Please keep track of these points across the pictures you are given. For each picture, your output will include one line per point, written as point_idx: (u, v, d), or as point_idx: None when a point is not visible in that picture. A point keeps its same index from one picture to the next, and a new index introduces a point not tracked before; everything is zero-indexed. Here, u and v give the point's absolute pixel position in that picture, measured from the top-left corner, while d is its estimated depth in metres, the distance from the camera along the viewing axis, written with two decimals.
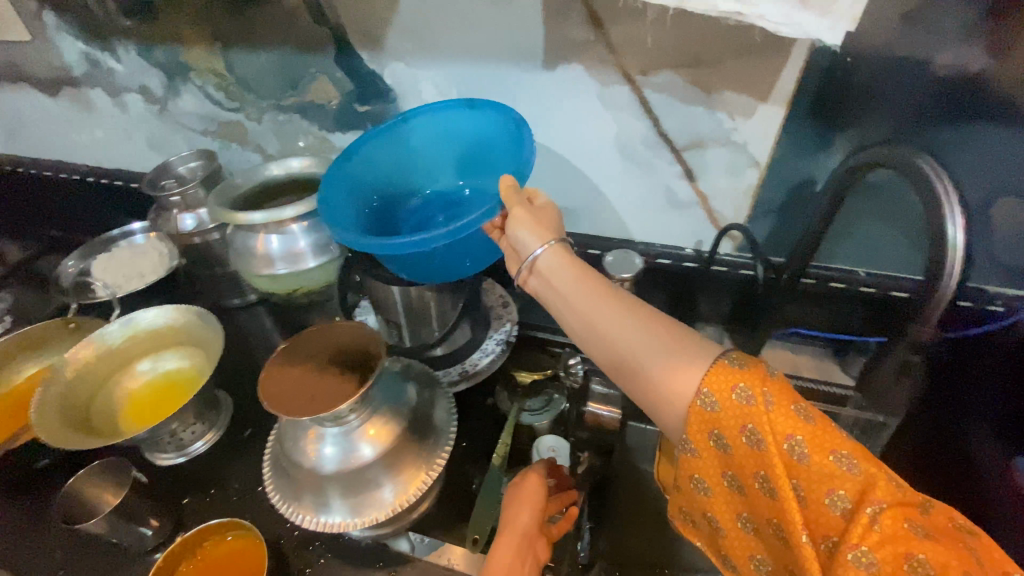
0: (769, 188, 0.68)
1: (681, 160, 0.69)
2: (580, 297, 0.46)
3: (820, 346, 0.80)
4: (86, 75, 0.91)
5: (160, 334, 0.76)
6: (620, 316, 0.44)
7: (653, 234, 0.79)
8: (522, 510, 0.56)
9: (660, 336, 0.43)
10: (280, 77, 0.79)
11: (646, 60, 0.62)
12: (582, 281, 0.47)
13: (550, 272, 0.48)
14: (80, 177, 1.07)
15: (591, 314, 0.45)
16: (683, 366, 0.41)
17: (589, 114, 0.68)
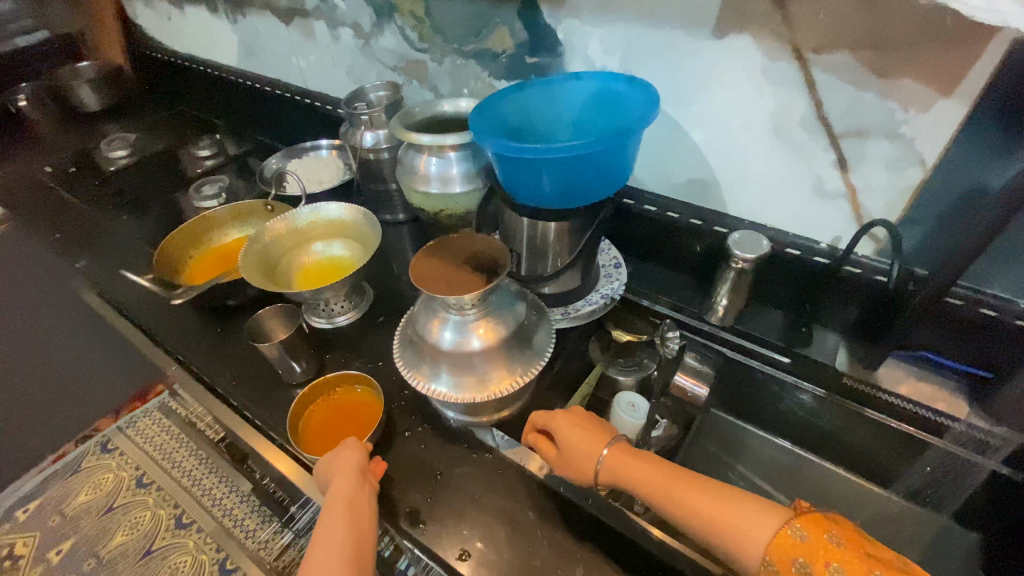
0: (932, 193, 0.65)
1: (837, 147, 0.68)
2: (646, 485, 0.55)
3: (952, 379, 0.73)
4: (315, 9, 1.09)
5: (332, 225, 0.92)
6: (686, 496, 0.51)
7: (788, 221, 0.79)
8: (345, 456, 0.63)
9: (717, 510, 0.49)
10: (467, 25, 0.89)
11: (822, 38, 0.61)
12: (647, 471, 0.55)
13: (610, 471, 0.58)
14: (291, 95, 1.30)
15: (662, 501, 0.53)
16: (745, 534, 0.47)
17: (749, 87, 0.69)
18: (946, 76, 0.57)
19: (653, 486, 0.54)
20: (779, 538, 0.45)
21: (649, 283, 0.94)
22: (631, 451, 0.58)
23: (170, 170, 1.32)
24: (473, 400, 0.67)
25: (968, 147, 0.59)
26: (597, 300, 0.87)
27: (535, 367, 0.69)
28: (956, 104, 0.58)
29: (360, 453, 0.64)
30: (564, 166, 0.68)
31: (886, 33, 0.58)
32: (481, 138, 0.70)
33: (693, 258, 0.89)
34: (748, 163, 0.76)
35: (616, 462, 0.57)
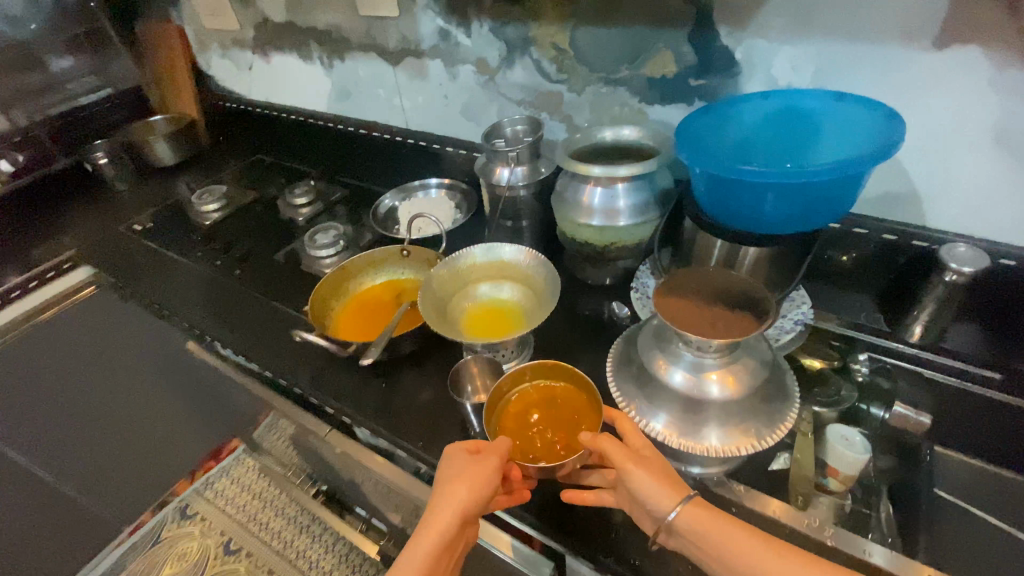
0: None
1: None
2: (726, 545, 0.51)
3: None
4: (432, 48, 1.06)
5: (492, 266, 0.88)
6: (786, 572, 0.48)
7: (995, 227, 0.75)
8: (461, 488, 0.56)
9: None
10: (621, 52, 0.86)
11: None
12: (735, 538, 0.51)
13: (687, 530, 0.52)
14: (392, 136, 1.27)
15: (744, 562, 0.49)
16: None
17: (965, 98, 0.66)
18: None
19: (737, 549, 0.50)
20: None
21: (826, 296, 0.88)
22: (710, 506, 0.52)
23: (268, 220, 1.28)
24: (741, 452, 0.60)
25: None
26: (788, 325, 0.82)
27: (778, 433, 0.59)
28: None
29: (472, 500, 0.56)
30: (779, 192, 0.65)
31: None
32: (685, 155, 0.70)
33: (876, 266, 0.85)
34: (954, 171, 0.73)
35: (689, 516, 0.52)
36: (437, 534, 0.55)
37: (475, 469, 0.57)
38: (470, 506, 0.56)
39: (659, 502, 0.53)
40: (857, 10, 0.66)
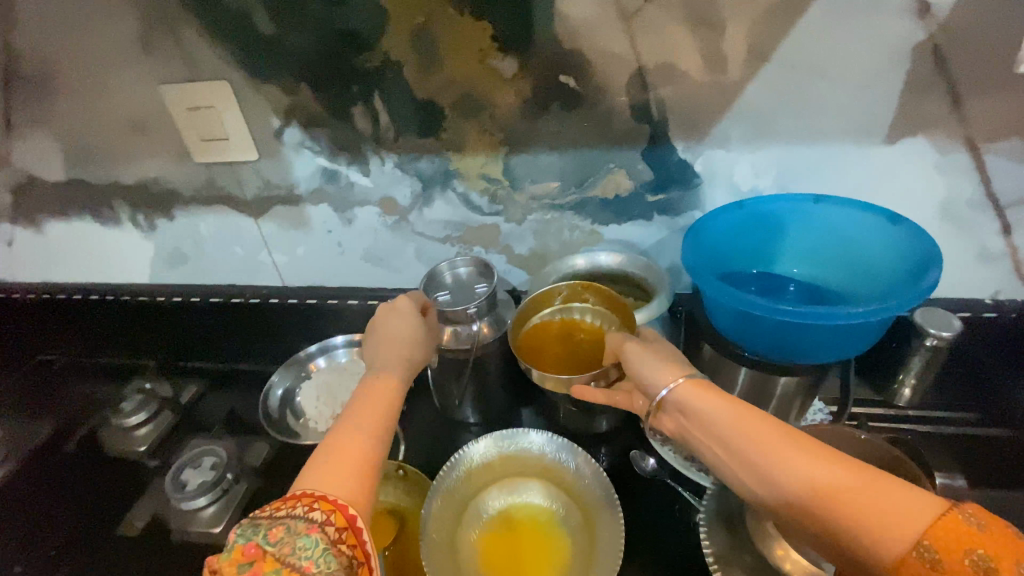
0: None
1: (1003, 216, 0.69)
2: (732, 423, 0.45)
3: None
4: (312, 192, 0.83)
5: (495, 468, 0.64)
6: (790, 457, 0.41)
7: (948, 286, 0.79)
8: (406, 343, 0.63)
9: (840, 475, 0.39)
10: (566, 176, 0.75)
11: (996, 129, 0.63)
12: (760, 423, 0.44)
13: (678, 403, 0.50)
14: (267, 301, 0.97)
15: (748, 441, 0.43)
16: (881, 516, 0.36)
17: (917, 181, 0.68)
18: None
19: (746, 435, 0.44)
20: (939, 522, 0.34)
21: None
22: (727, 396, 0.47)
23: (83, 466, 0.84)
24: None
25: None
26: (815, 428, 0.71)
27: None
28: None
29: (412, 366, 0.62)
30: (809, 325, 0.57)
31: None
32: (693, 275, 0.62)
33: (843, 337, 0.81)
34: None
35: (690, 390, 0.49)
36: (398, 384, 0.58)
37: (419, 325, 0.66)
38: (413, 353, 0.63)
39: (660, 380, 0.53)
40: (814, 116, 0.65)
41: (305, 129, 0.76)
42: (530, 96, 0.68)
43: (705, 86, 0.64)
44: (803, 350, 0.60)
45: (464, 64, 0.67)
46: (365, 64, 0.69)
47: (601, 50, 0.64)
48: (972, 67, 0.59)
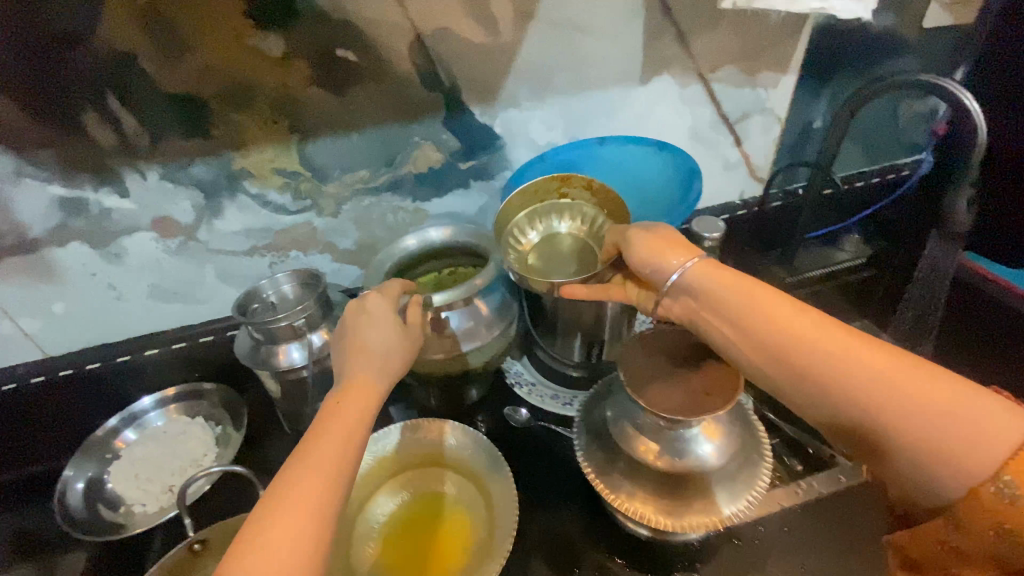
0: (793, 136, 0.89)
1: (733, 131, 0.86)
2: (737, 300, 0.50)
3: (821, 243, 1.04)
4: (52, 230, 0.65)
5: (373, 475, 0.62)
6: (830, 347, 0.45)
7: (711, 198, 0.94)
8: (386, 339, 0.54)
9: (881, 363, 0.43)
10: (372, 157, 0.71)
11: (714, 60, 0.77)
12: (764, 291, 0.50)
13: (701, 284, 0.53)
14: (19, 383, 0.74)
15: (765, 318, 0.48)
16: (954, 402, 0.40)
17: (672, 113, 0.80)
18: (783, 61, 0.80)
19: (767, 325, 0.48)
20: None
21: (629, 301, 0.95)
22: (728, 271, 0.52)
23: None
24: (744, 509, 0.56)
25: (803, 92, 0.85)
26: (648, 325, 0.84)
27: (765, 478, 0.57)
28: (791, 75, 0.82)
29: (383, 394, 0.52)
30: None
31: (753, 43, 0.77)
32: (509, 221, 0.67)
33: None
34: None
35: (709, 281, 0.52)
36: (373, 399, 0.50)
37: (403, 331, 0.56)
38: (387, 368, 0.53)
39: (664, 266, 0.55)
40: (582, 68, 0.72)
41: (21, 154, 0.60)
42: (310, 77, 0.63)
43: (485, 48, 0.66)
44: None
45: (220, 47, 0.59)
46: (85, 60, 0.56)
47: (373, 20, 0.61)
48: (685, 12, 0.71)
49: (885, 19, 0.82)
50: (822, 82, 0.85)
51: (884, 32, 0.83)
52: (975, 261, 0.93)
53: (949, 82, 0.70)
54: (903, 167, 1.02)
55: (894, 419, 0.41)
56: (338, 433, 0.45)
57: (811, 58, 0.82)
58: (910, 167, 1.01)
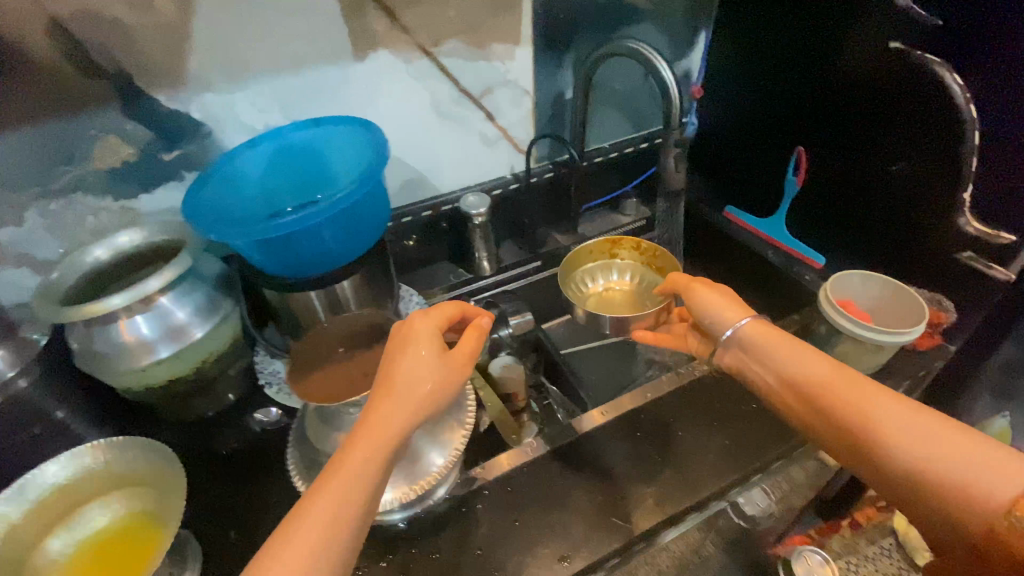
0: (547, 108, 0.92)
1: (481, 106, 0.86)
2: (793, 359, 0.56)
3: (606, 210, 1.11)
4: None
5: (53, 506, 0.57)
6: (885, 409, 0.47)
7: (481, 173, 0.94)
8: (422, 371, 0.47)
9: (912, 419, 0.46)
10: (44, 155, 0.63)
11: (435, 34, 0.76)
12: (787, 349, 0.57)
13: (748, 342, 0.60)
14: None
15: (823, 395, 0.52)
16: (967, 451, 0.43)
17: (405, 91, 0.78)
18: (513, 33, 0.81)
19: (790, 353, 0.56)
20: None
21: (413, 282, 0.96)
22: (784, 333, 0.58)
23: None
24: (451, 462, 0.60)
25: (544, 63, 0.87)
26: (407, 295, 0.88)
27: (467, 418, 0.63)
28: (526, 48, 0.83)
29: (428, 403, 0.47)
30: (304, 234, 0.61)
31: (474, 15, 0.76)
32: (190, 221, 0.59)
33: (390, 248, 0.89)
34: (435, 147, 0.86)
35: (754, 328, 0.60)
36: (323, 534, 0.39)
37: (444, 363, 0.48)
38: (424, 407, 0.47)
39: (729, 318, 0.63)
40: (280, 46, 0.68)
41: None
42: None
43: (148, 27, 0.61)
44: (313, 261, 0.64)
45: None
46: None
47: None
48: None
49: None
50: (562, 54, 0.87)
51: (614, 0, 0.86)
52: (733, 214, 1.05)
53: (637, 43, 0.75)
54: (671, 132, 1.09)
55: (933, 463, 0.44)
56: (313, 519, 0.39)
57: (541, 30, 0.83)
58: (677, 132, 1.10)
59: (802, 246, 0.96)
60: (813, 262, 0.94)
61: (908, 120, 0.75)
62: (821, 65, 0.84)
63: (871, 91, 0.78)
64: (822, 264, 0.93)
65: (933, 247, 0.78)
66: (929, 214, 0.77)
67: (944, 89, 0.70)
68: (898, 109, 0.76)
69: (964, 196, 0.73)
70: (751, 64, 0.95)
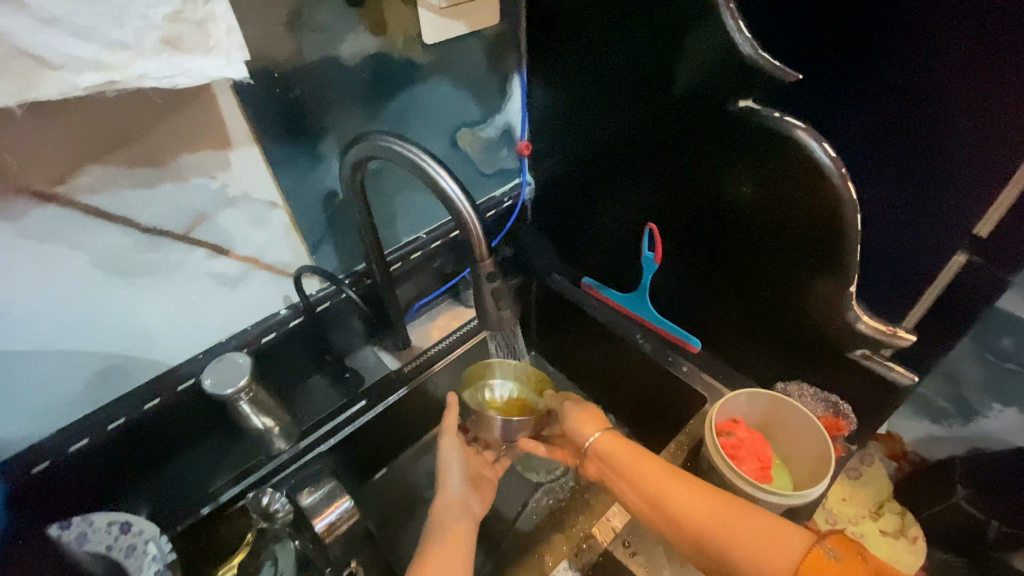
0: (317, 217, 0.64)
1: (196, 242, 0.56)
2: (637, 467, 0.59)
3: (443, 300, 0.87)
4: None
5: None
6: (682, 496, 0.54)
7: (234, 322, 0.64)
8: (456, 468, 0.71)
9: (712, 503, 0.53)
10: None
11: (54, 166, 0.45)
12: (629, 453, 0.62)
13: (601, 452, 0.64)
14: None
15: (652, 480, 0.57)
16: (761, 533, 0.49)
17: (27, 259, 0.47)
18: (214, 134, 0.52)
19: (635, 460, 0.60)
20: (811, 559, 0.46)
21: (170, 488, 0.65)
22: (632, 442, 0.63)
23: None
24: None
25: (291, 163, 0.59)
26: (110, 528, 0.51)
27: None
28: (246, 148, 0.54)
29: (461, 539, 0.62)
30: None
31: (124, 123, 0.46)
32: None
33: (97, 463, 0.59)
34: (134, 315, 0.55)
35: (602, 442, 0.65)
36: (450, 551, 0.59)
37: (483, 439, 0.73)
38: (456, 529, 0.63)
39: (586, 432, 0.67)
40: None
41: None
42: None
43: None
44: None
45: None
46: None
47: None
48: None
49: (361, 42, 0.57)
50: (314, 145, 0.59)
51: (376, 59, 0.60)
52: (592, 287, 0.88)
53: (401, 144, 0.50)
54: (505, 197, 0.87)
55: (712, 539, 0.51)
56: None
57: (265, 122, 0.54)
58: (512, 196, 0.88)
59: (674, 327, 0.80)
60: (689, 346, 0.78)
61: (773, 194, 0.59)
62: (659, 122, 0.65)
63: (723, 157, 0.61)
64: (700, 347, 0.78)
65: (819, 337, 0.63)
66: (810, 300, 0.62)
67: (812, 161, 0.53)
68: (758, 179, 0.59)
69: (850, 285, 0.57)
70: (578, 112, 0.75)
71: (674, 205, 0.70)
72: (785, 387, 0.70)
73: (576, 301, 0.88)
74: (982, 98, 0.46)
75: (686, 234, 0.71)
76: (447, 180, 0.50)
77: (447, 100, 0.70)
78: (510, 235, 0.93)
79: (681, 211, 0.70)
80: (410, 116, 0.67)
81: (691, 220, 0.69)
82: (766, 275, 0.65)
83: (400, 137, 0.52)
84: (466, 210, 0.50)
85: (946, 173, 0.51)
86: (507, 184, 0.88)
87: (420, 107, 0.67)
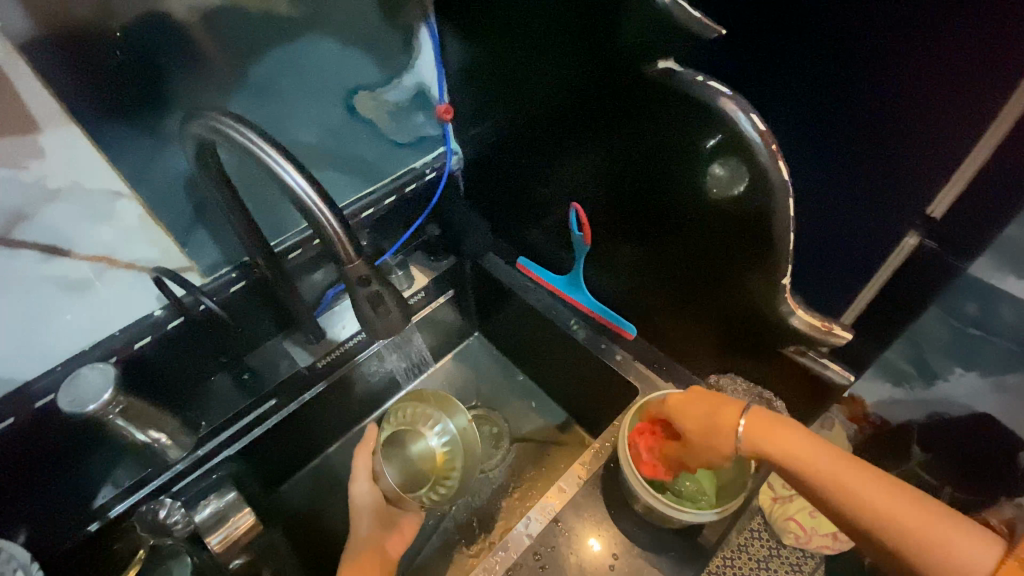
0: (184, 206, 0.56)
1: (18, 245, 0.48)
2: (798, 452, 0.46)
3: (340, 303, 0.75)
4: None
5: None
6: (868, 493, 0.42)
7: (95, 327, 0.57)
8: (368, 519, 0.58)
9: (898, 507, 0.41)
10: None
11: None
12: (784, 436, 0.47)
13: (723, 423, 0.49)
14: None
15: (830, 479, 0.44)
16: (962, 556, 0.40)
17: None
18: (8, 115, 0.43)
19: (794, 446, 0.46)
20: None
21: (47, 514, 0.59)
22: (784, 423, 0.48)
23: None
24: None
25: (133, 145, 0.50)
26: None
27: None
28: (64, 130, 0.46)
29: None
30: None
31: None
32: None
33: None
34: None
35: (757, 421, 0.48)
36: None
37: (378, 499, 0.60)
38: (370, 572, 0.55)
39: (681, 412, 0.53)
40: None
41: None
42: None
43: None
44: None
45: None
46: None
47: None
48: None
49: None
50: (159, 123, 0.51)
51: (220, 11, 0.50)
52: (527, 268, 0.81)
53: (235, 124, 0.43)
54: (427, 168, 0.78)
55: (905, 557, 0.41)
56: None
57: (82, 97, 0.46)
58: (435, 167, 0.79)
59: (608, 310, 0.74)
60: (624, 333, 0.72)
61: (713, 180, 0.50)
62: (591, 78, 0.54)
63: (665, 136, 0.51)
64: (635, 333, 0.72)
65: (752, 329, 0.57)
66: (735, 289, 0.55)
67: (740, 137, 0.45)
68: (708, 165, 0.49)
69: (782, 278, 0.50)
70: (494, 69, 0.64)
71: (603, 176, 0.61)
72: (718, 381, 0.65)
73: (507, 283, 0.80)
74: (917, 62, 0.38)
75: (610, 204, 0.63)
76: (281, 165, 0.41)
77: (330, 61, 0.61)
78: (437, 209, 0.85)
79: (610, 180, 0.60)
80: (283, 79, 0.58)
81: (619, 192, 0.60)
82: (691, 256, 0.58)
83: (237, 116, 0.44)
84: (311, 203, 0.42)
85: (869, 150, 0.43)
86: (430, 154, 0.78)
87: (295, 68, 0.58)
